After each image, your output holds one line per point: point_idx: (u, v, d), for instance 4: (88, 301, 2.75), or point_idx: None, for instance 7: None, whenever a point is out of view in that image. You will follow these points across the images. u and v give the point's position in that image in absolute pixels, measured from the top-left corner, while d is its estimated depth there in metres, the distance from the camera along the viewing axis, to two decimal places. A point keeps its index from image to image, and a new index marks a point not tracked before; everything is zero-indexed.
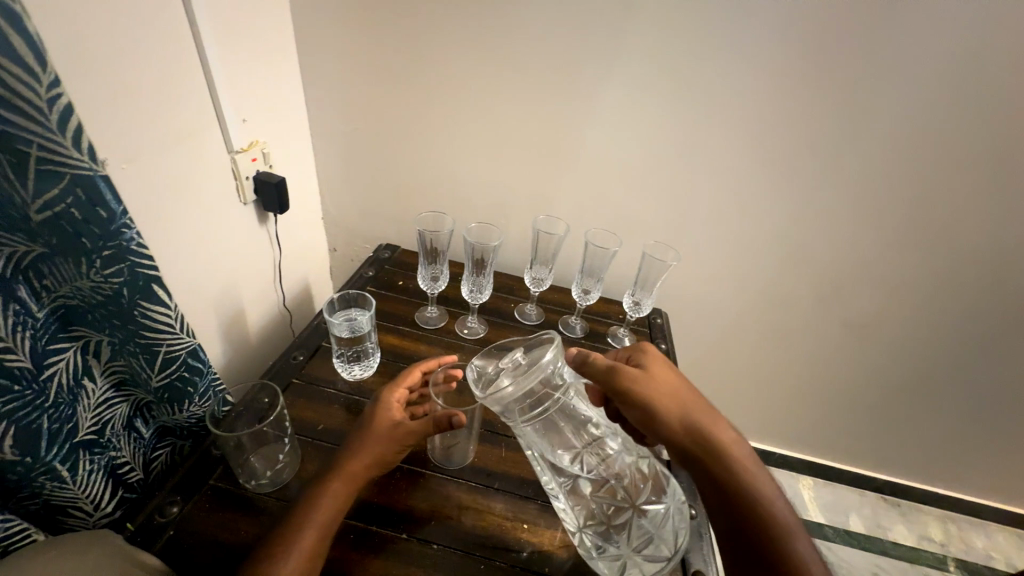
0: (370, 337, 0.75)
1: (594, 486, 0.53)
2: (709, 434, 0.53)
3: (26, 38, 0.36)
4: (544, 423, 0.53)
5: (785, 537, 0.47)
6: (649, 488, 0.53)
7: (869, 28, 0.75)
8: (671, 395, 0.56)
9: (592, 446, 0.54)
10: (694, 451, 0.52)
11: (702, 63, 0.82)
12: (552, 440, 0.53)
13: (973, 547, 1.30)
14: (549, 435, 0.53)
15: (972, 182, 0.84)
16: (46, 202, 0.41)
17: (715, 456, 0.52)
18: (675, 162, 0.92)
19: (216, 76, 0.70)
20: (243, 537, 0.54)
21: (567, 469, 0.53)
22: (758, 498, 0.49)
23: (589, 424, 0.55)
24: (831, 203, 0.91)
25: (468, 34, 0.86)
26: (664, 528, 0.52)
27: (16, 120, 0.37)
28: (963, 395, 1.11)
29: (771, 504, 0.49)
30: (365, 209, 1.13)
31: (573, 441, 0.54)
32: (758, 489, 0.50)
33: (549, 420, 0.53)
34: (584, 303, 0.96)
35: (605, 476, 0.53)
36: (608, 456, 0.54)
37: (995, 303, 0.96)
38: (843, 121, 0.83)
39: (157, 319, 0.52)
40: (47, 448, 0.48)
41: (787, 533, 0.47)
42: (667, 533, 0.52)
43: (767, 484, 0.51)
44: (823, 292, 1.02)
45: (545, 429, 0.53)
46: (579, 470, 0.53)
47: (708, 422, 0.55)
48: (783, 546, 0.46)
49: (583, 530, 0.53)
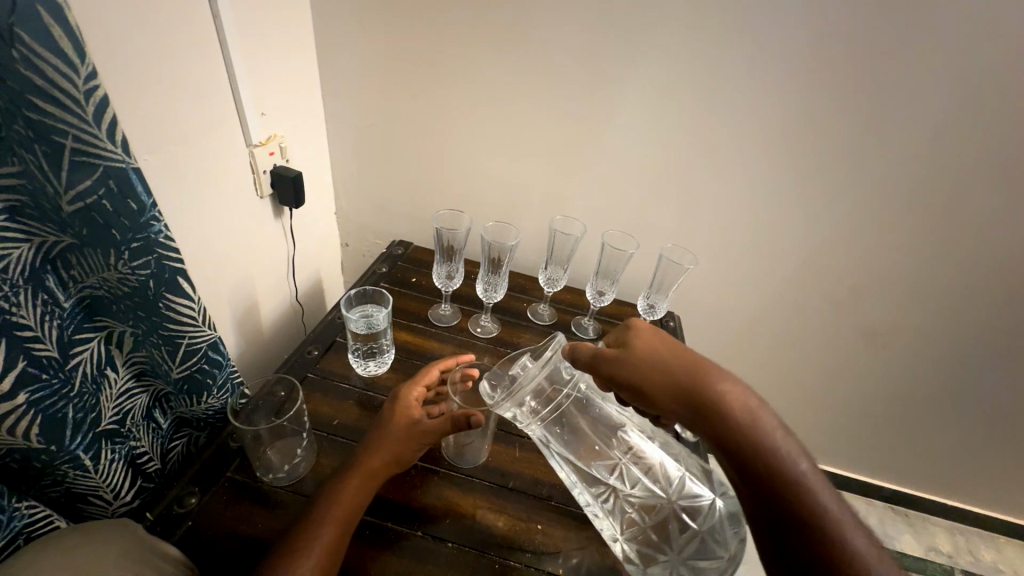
0: (386, 334, 0.75)
1: (634, 489, 0.54)
2: (699, 391, 0.45)
3: (66, 30, 0.36)
4: (567, 425, 0.56)
5: (808, 495, 0.39)
6: (689, 487, 0.54)
7: (897, 33, 0.73)
8: (650, 359, 0.48)
9: (629, 451, 0.56)
10: (688, 419, 0.45)
11: (724, 65, 0.81)
12: (582, 446, 0.56)
13: (981, 560, 1.29)
14: (575, 439, 0.56)
15: (997, 192, 0.82)
16: (79, 193, 0.41)
17: (710, 417, 0.43)
18: (692, 164, 0.92)
19: (237, 69, 0.70)
20: (260, 530, 0.55)
21: (605, 474, 0.54)
22: (769, 457, 0.41)
23: (612, 423, 0.57)
24: (851, 209, 0.90)
25: (488, 31, 0.86)
26: (713, 527, 0.52)
27: (53, 110, 0.38)
28: (977, 406, 1.10)
29: (785, 458, 0.41)
30: (378, 205, 1.13)
31: (608, 446, 0.56)
32: (768, 444, 0.41)
33: (569, 420, 0.56)
34: (598, 304, 0.95)
35: (645, 479, 0.54)
36: (646, 458, 0.55)
37: (1014, 314, 0.94)
38: (868, 127, 0.81)
39: (180, 311, 0.53)
40: (72, 437, 0.48)
41: (809, 490, 0.40)
42: (717, 531, 0.52)
43: (777, 433, 0.42)
44: (838, 299, 1.01)
45: (571, 433, 0.56)
46: (618, 474, 0.54)
47: (696, 376, 0.46)
48: (808, 509, 0.39)
49: (625, 539, 0.53)
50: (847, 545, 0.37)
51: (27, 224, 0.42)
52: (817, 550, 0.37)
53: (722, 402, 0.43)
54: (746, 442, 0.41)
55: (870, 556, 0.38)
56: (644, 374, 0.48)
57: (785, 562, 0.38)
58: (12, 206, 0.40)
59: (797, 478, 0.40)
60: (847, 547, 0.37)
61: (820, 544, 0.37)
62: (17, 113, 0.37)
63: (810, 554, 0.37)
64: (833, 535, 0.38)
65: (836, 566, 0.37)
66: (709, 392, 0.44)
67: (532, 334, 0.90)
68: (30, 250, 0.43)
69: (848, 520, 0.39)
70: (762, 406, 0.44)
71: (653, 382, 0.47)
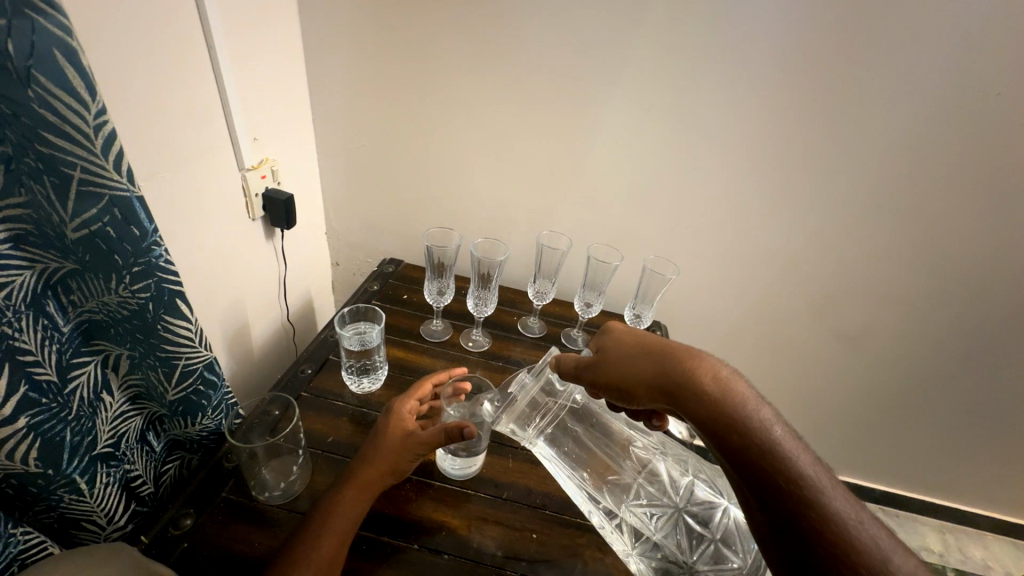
0: (379, 350, 0.77)
1: (645, 503, 0.56)
2: (673, 375, 0.46)
3: (80, 72, 0.39)
4: (572, 442, 0.61)
5: (786, 461, 0.40)
6: (699, 495, 0.56)
7: (848, 58, 0.80)
8: (625, 354, 0.51)
9: (641, 468, 0.59)
10: (669, 403, 0.46)
11: (694, 88, 0.86)
12: (589, 463, 0.59)
13: (968, 557, 1.32)
14: (580, 456, 0.60)
15: (953, 203, 0.89)
16: (84, 221, 0.43)
17: (686, 397, 0.45)
18: (669, 179, 0.96)
19: (231, 98, 0.73)
20: (257, 550, 0.55)
21: (615, 493, 0.57)
22: (745, 428, 0.41)
23: (614, 435, 0.62)
24: (821, 219, 0.95)
25: (473, 57, 0.90)
26: (726, 535, 0.53)
27: (62, 145, 0.40)
28: (953, 405, 1.14)
29: (761, 427, 0.41)
30: (370, 225, 1.15)
31: (618, 463, 0.59)
32: (741, 415, 0.42)
33: (573, 434, 0.62)
34: (585, 315, 0.98)
35: (658, 494, 0.57)
36: (658, 474, 0.58)
37: (979, 315, 1.00)
38: (829, 144, 0.88)
39: (178, 332, 0.54)
40: (68, 460, 0.49)
41: (787, 456, 0.40)
42: (731, 538, 0.53)
43: (749, 402, 0.43)
44: (814, 305, 1.06)
45: (576, 450, 0.60)
46: (631, 491, 0.57)
47: (668, 358, 0.48)
48: (786, 474, 0.39)
49: (639, 554, 0.53)
50: (827, 506, 0.38)
51: (30, 251, 0.43)
52: (799, 514, 0.38)
53: (693, 379, 0.45)
54: (719, 415, 0.42)
55: (854, 515, 0.38)
56: (623, 369, 0.50)
57: (771, 528, 0.39)
58: (16, 234, 0.42)
59: (772, 445, 0.40)
60: (827, 507, 0.38)
61: (801, 507, 0.38)
62: (28, 146, 0.39)
63: (793, 520, 0.38)
64: (813, 497, 0.38)
65: (820, 529, 0.37)
66: (679, 372, 0.46)
67: (523, 347, 0.92)
68: (32, 277, 0.44)
69: (828, 482, 0.39)
70: (733, 376, 0.45)
71: (631, 378, 0.49)
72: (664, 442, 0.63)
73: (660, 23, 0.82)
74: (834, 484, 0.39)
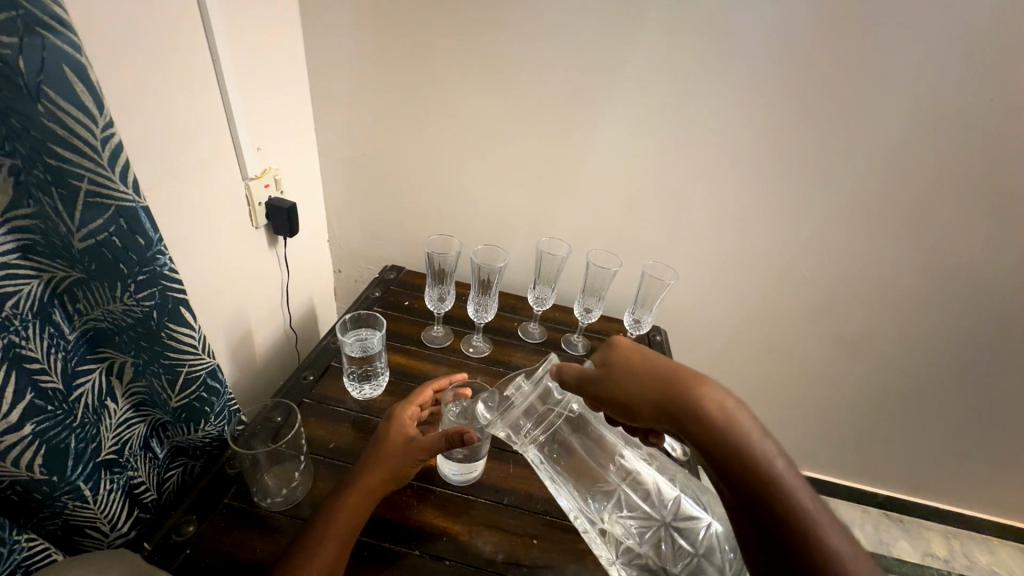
0: (380, 357, 0.77)
1: (628, 513, 0.56)
2: (678, 403, 0.44)
3: (88, 87, 0.40)
4: (565, 451, 0.60)
5: (787, 497, 0.40)
6: (684, 508, 0.56)
7: (842, 64, 0.81)
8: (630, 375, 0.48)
9: (626, 476, 0.58)
10: (672, 429, 0.45)
11: (691, 94, 0.87)
12: (576, 472, 0.58)
13: (976, 563, 1.30)
14: (568, 463, 0.59)
15: (950, 205, 0.89)
16: (91, 231, 0.44)
17: (690, 426, 0.43)
18: (668, 184, 0.97)
19: (235, 110, 0.75)
20: (259, 556, 0.55)
21: (600, 501, 0.57)
22: (750, 463, 0.40)
23: (606, 444, 0.60)
24: (820, 223, 0.95)
25: (473, 66, 0.91)
26: (708, 549, 0.53)
27: (70, 156, 0.41)
28: (957, 408, 1.13)
29: (764, 461, 0.41)
30: (371, 232, 1.16)
31: (605, 471, 0.58)
32: (745, 449, 0.41)
33: (565, 444, 0.60)
34: (585, 321, 0.98)
35: (641, 504, 0.56)
36: (644, 484, 0.57)
37: (980, 318, 0.99)
38: (826, 148, 0.88)
39: (181, 340, 0.55)
40: (73, 467, 0.49)
41: (788, 492, 0.40)
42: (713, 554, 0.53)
43: (754, 434, 0.42)
44: (814, 308, 1.05)
45: (565, 458, 0.59)
46: (615, 499, 0.57)
47: (674, 384, 0.45)
48: (787, 509, 0.39)
49: (621, 563, 0.55)
50: (823, 540, 0.38)
51: (37, 261, 0.44)
52: (796, 548, 0.38)
53: (700, 410, 0.43)
54: (724, 448, 0.41)
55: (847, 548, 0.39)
56: (627, 391, 0.48)
57: (765, 558, 0.40)
58: (24, 244, 0.43)
59: (774, 480, 0.40)
60: (823, 542, 0.38)
61: (799, 542, 0.38)
62: (37, 158, 0.41)
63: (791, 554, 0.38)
64: (811, 532, 0.39)
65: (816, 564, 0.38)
66: (683, 398, 0.44)
67: (523, 352, 0.93)
68: (39, 286, 0.45)
69: (826, 516, 0.40)
70: (739, 406, 0.43)
71: (634, 400, 0.47)
72: (653, 454, 0.63)
73: (657, 32, 0.83)
74: (830, 518, 0.40)
